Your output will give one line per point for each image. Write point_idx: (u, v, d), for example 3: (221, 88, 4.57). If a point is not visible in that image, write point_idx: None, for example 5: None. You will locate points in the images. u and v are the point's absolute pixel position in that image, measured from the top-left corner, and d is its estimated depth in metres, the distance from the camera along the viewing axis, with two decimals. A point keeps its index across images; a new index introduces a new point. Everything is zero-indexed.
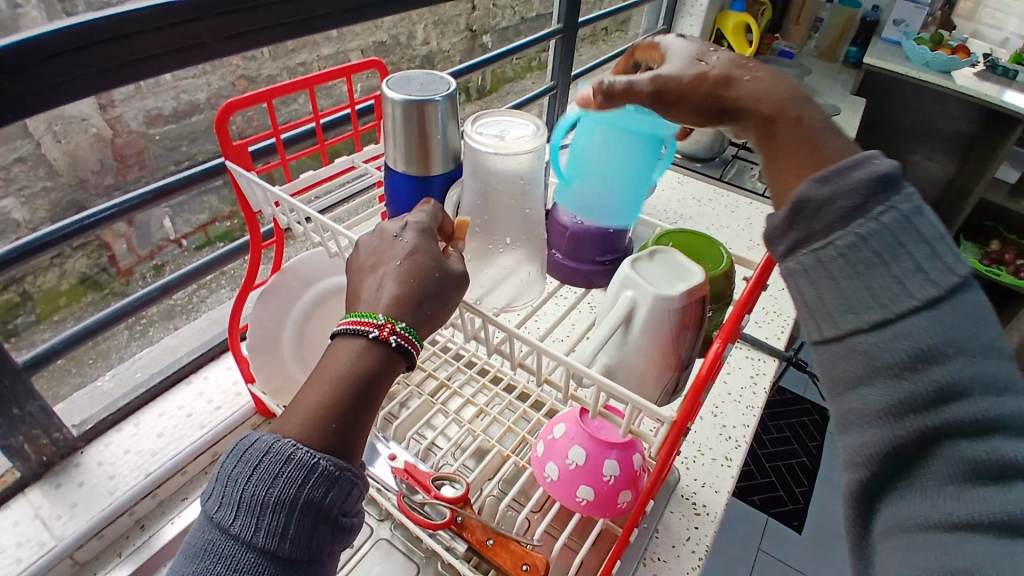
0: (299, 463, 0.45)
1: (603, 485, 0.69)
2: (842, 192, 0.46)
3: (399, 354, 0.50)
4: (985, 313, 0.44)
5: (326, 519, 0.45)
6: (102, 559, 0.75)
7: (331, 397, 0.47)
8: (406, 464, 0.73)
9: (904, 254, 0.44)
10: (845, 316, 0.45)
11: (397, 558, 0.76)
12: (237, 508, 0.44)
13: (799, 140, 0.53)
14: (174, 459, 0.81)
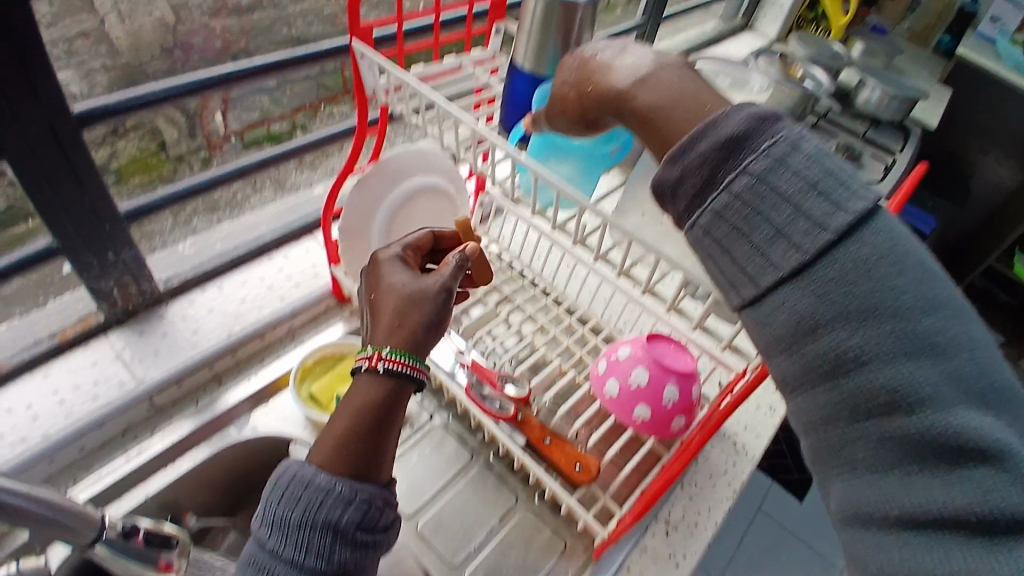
0: (318, 486, 0.46)
1: (660, 407, 0.72)
2: (688, 171, 0.46)
3: (394, 380, 0.51)
4: (886, 259, 0.40)
5: (347, 539, 0.45)
6: (179, 405, 0.80)
7: (347, 429, 0.49)
8: (474, 361, 0.78)
9: (785, 201, 0.43)
10: (747, 288, 0.45)
11: (450, 446, 0.81)
12: (268, 539, 0.45)
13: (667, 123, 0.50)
14: (254, 325, 0.86)
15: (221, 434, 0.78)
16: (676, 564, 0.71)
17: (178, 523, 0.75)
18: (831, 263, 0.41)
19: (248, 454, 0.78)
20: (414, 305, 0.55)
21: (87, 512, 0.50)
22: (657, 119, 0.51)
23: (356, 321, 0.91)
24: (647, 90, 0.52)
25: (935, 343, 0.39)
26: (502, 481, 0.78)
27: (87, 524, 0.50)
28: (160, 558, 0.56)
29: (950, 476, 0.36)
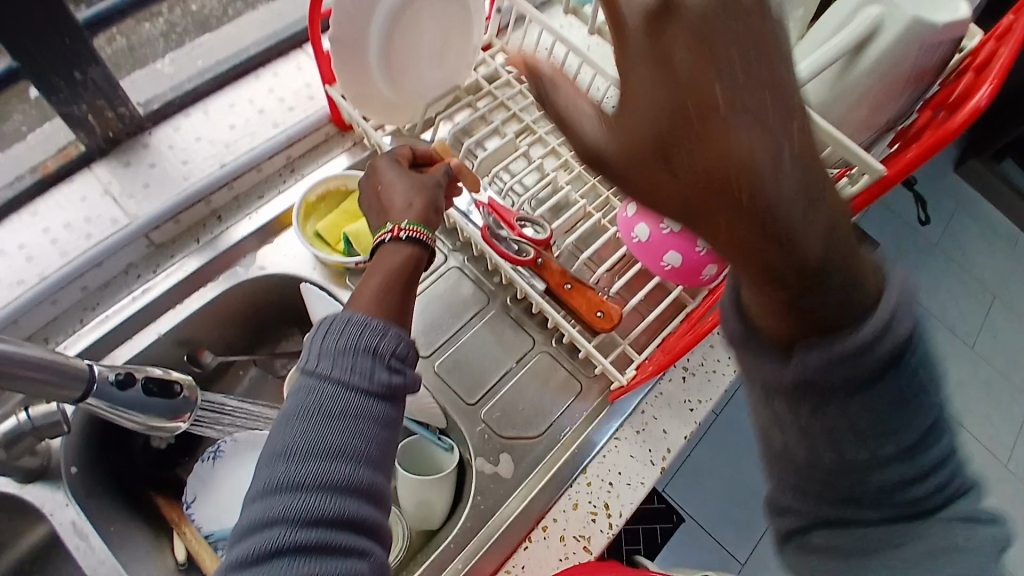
0: (359, 322, 0.49)
1: (693, 254, 0.66)
2: (781, 216, 0.29)
3: (419, 248, 0.58)
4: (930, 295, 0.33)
5: (386, 364, 0.49)
6: (180, 242, 0.76)
7: (380, 288, 0.54)
8: (491, 201, 0.70)
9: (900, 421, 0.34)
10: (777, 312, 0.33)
11: (465, 289, 0.77)
12: (318, 365, 0.47)
13: (775, 211, 0.29)
14: (250, 155, 0.77)
15: (227, 272, 0.74)
16: (691, 409, 0.71)
17: (197, 361, 0.75)
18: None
19: (259, 292, 0.75)
20: (421, 193, 0.61)
21: (72, 366, 0.51)
22: (708, 136, 0.29)
23: (359, 152, 0.82)
24: (735, 74, 0.29)
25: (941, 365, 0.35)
26: (519, 324, 0.75)
27: (72, 378, 0.51)
28: (166, 403, 0.57)
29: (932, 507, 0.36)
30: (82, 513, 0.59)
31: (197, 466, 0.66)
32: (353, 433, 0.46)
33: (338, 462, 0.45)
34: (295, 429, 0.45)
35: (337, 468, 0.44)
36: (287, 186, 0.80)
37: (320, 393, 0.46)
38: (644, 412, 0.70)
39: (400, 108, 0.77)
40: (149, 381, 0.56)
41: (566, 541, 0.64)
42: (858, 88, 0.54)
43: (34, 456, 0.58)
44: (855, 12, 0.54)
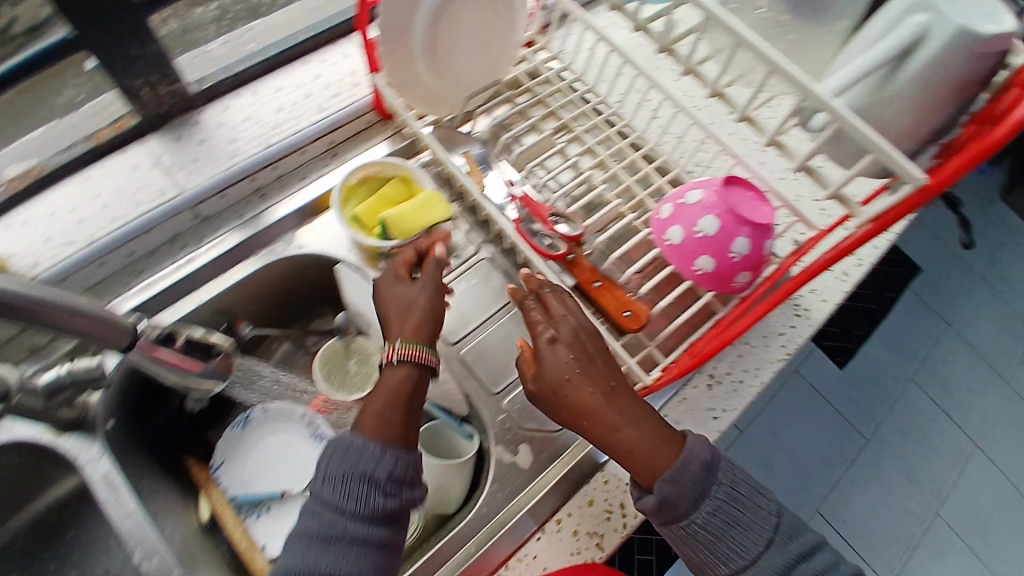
0: (371, 450, 0.53)
1: (725, 261, 0.66)
2: (631, 424, 0.56)
3: (413, 372, 0.57)
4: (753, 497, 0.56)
5: (384, 493, 0.52)
6: (224, 216, 0.79)
7: (387, 415, 0.55)
8: (525, 195, 0.70)
9: (758, 534, 0.55)
10: (700, 546, 0.55)
11: (495, 282, 0.77)
12: (335, 487, 0.52)
13: (605, 415, 0.57)
14: (294, 137, 0.80)
15: (263, 250, 0.76)
16: (714, 417, 0.70)
17: (234, 331, 0.77)
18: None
19: (293, 269, 0.77)
20: (411, 311, 0.61)
21: (116, 320, 0.52)
22: (582, 402, 0.57)
23: (397, 143, 0.82)
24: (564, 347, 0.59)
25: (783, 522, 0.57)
26: None
27: (115, 331, 0.52)
28: (198, 366, 0.59)
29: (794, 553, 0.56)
30: (113, 467, 0.62)
31: (226, 433, 0.72)
32: (350, 558, 0.51)
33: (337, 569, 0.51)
34: (307, 567, 0.51)
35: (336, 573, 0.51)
36: (328, 169, 0.82)
37: (334, 535, 0.51)
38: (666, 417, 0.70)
39: (440, 99, 0.76)
40: (189, 341, 0.59)
41: (578, 535, 0.64)
42: (900, 95, 0.53)
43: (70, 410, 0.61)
44: (900, 18, 0.53)
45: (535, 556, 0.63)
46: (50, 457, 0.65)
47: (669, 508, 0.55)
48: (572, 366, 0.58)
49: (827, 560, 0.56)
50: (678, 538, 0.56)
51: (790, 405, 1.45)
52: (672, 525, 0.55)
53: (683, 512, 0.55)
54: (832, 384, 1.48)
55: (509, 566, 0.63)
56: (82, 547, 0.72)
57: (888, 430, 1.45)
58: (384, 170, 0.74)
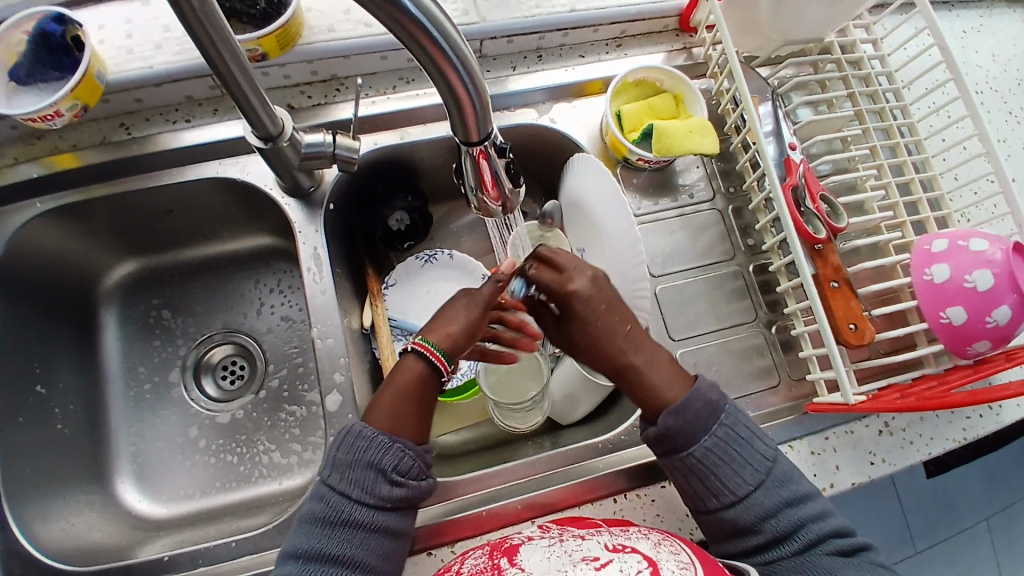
0: (378, 441, 0.53)
1: (979, 322, 0.60)
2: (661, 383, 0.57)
3: (425, 366, 0.58)
4: (742, 444, 0.55)
5: (388, 478, 0.52)
6: (499, 62, 0.72)
7: (402, 412, 0.56)
8: (803, 165, 0.65)
9: (750, 473, 0.54)
10: (710, 500, 0.55)
11: (710, 236, 0.71)
12: (336, 487, 0.52)
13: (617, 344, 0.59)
14: (600, 14, 0.69)
15: (513, 110, 0.70)
16: (872, 462, 0.64)
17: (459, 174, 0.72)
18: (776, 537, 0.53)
19: (531, 138, 0.72)
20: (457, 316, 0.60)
21: (488, 109, 0.39)
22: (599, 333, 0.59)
23: (679, 58, 0.73)
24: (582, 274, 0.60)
25: (765, 472, 0.55)
26: (746, 293, 0.69)
27: (479, 120, 0.39)
28: (501, 191, 0.46)
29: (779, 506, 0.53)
30: (322, 245, 0.64)
31: (408, 259, 0.74)
32: (354, 542, 0.50)
33: (340, 553, 0.50)
34: (319, 536, 0.50)
35: (340, 554, 0.50)
36: (609, 58, 0.73)
37: (341, 512, 0.51)
38: (827, 439, 0.64)
39: (756, 32, 0.69)
40: (510, 164, 0.46)
41: None
42: None
43: (308, 179, 0.63)
44: None
45: (653, 501, 0.61)
46: (265, 206, 0.70)
47: (669, 437, 0.55)
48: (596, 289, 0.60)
49: (812, 513, 0.53)
50: (674, 473, 0.56)
51: (870, 500, 1.19)
52: (673, 455, 0.55)
53: (682, 442, 0.55)
54: (915, 495, 1.21)
55: (626, 497, 0.61)
56: (237, 299, 0.77)
57: (941, 557, 1.20)
58: (664, 80, 0.69)
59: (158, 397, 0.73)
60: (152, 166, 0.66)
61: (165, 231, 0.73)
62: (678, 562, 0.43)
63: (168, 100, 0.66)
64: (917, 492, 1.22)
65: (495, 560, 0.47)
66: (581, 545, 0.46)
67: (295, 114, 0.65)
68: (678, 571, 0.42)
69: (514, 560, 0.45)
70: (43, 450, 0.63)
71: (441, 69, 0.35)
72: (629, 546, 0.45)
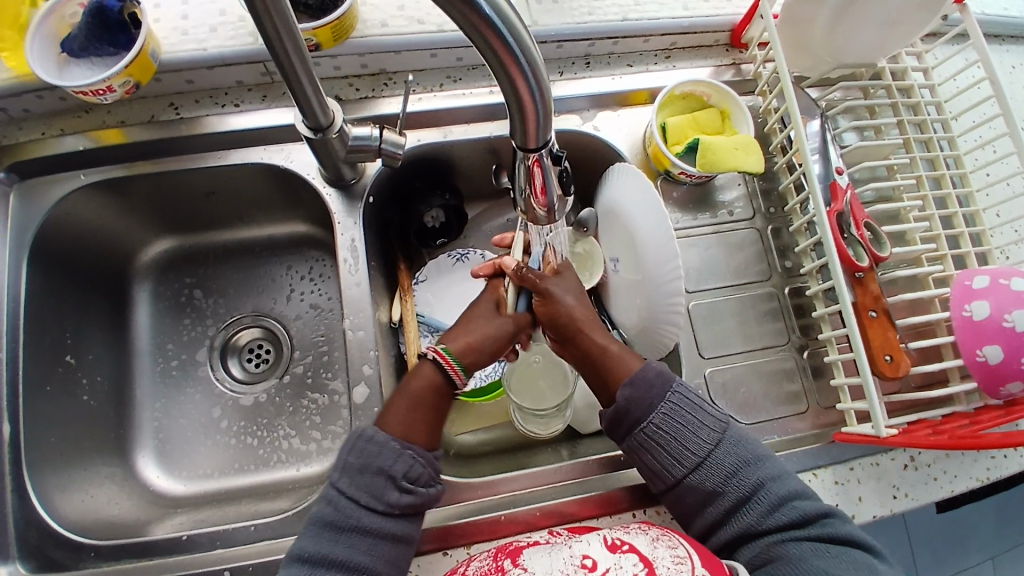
0: (390, 447, 0.53)
1: (1018, 362, 0.58)
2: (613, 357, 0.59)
3: (440, 375, 0.58)
4: (694, 411, 0.56)
5: (399, 485, 0.52)
6: (546, 66, 0.71)
7: (412, 418, 0.56)
8: (850, 190, 0.64)
9: (703, 435, 0.55)
10: (673, 468, 0.55)
11: (744, 256, 0.70)
12: (347, 492, 0.52)
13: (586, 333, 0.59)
14: (652, 24, 0.69)
15: (558, 115, 0.70)
16: (895, 496, 0.63)
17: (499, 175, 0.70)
18: (742, 493, 0.53)
19: (572, 145, 0.72)
20: (467, 327, 0.62)
21: (550, 114, 0.38)
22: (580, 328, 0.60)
23: (727, 73, 0.72)
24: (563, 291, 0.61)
25: (761, 468, 0.54)
26: (778, 315, 0.69)
27: (540, 127, 0.39)
28: (552, 199, 0.46)
29: (778, 505, 0.52)
30: (360, 237, 0.64)
31: (440, 257, 0.75)
32: (363, 547, 0.50)
33: (348, 558, 0.50)
34: (326, 543, 0.50)
35: (347, 559, 0.50)
36: (657, 69, 0.73)
37: (350, 519, 0.51)
38: (851, 469, 0.64)
39: (810, 52, 0.67)
40: (564, 174, 0.45)
41: None
42: None
43: (350, 171, 0.63)
44: None
45: (672, 519, 0.61)
46: (304, 194, 0.70)
47: (627, 413, 0.56)
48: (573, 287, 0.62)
49: (770, 472, 0.54)
50: (636, 450, 0.56)
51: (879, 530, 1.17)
52: (631, 433, 0.56)
53: (639, 414, 0.56)
54: (922, 526, 1.20)
55: (645, 512, 0.61)
56: (268, 283, 0.77)
57: None
58: (711, 95, 0.68)
59: (184, 375, 0.73)
60: (197, 148, 0.66)
61: (202, 212, 0.74)
62: (673, 558, 0.44)
63: (219, 83, 0.66)
64: (927, 527, 1.19)
65: (498, 563, 0.47)
66: (582, 540, 0.46)
67: (341, 106, 0.65)
68: (674, 568, 0.43)
69: (516, 561, 0.46)
70: (70, 419, 0.64)
71: (512, 75, 0.35)
72: (626, 543, 0.45)
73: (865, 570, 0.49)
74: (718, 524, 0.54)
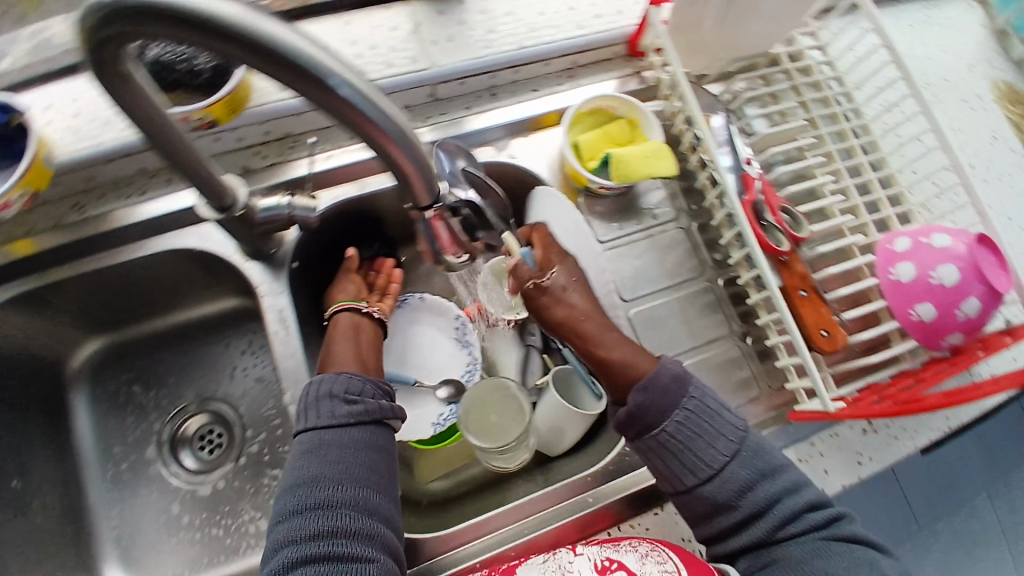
0: (330, 377, 0.56)
1: (950, 317, 0.60)
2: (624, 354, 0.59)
3: (352, 313, 0.65)
4: (708, 416, 0.55)
5: (341, 400, 0.55)
6: (453, 103, 0.71)
7: (344, 352, 0.60)
8: (760, 178, 0.66)
9: (722, 443, 0.54)
10: (686, 476, 0.54)
11: (677, 256, 0.71)
12: (307, 431, 0.53)
13: (590, 335, 0.61)
14: (549, 47, 0.69)
15: (473, 149, 0.71)
16: (860, 463, 0.64)
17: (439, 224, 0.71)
18: (755, 508, 0.52)
19: (492, 176, 0.72)
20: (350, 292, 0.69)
21: (432, 169, 0.41)
22: (585, 327, 0.62)
23: (632, 82, 0.74)
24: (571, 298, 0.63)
25: (776, 478, 0.53)
26: (718, 306, 0.70)
27: (426, 184, 0.42)
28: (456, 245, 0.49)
29: (784, 512, 0.52)
30: (287, 305, 0.63)
31: None
32: (340, 455, 0.51)
33: (328, 470, 0.50)
34: (303, 475, 0.50)
35: (328, 472, 0.50)
36: (562, 89, 0.73)
37: (315, 448, 0.52)
38: (813, 444, 0.64)
39: (704, 52, 0.69)
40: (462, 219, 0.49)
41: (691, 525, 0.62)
42: None
43: (268, 243, 0.62)
44: None
45: (648, 529, 0.61)
46: (229, 271, 0.69)
47: (640, 417, 0.56)
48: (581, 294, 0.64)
49: (786, 485, 0.53)
50: (648, 453, 0.55)
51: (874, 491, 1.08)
52: (642, 437, 0.56)
53: (653, 420, 0.55)
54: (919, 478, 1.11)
55: (620, 528, 0.61)
56: (209, 365, 0.75)
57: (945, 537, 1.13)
58: (618, 106, 0.69)
59: (138, 475, 0.70)
60: (112, 243, 0.64)
61: (131, 305, 0.71)
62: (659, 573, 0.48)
63: (122, 174, 0.65)
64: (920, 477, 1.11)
65: None
66: (575, 560, 0.51)
67: (251, 177, 0.64)
68: None
69: None
70: (19, 547, 0.61)
71: (386, 149, 0.39)
72: (616, 561, 0.50)
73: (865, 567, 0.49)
74: (726, 533, 0.53)
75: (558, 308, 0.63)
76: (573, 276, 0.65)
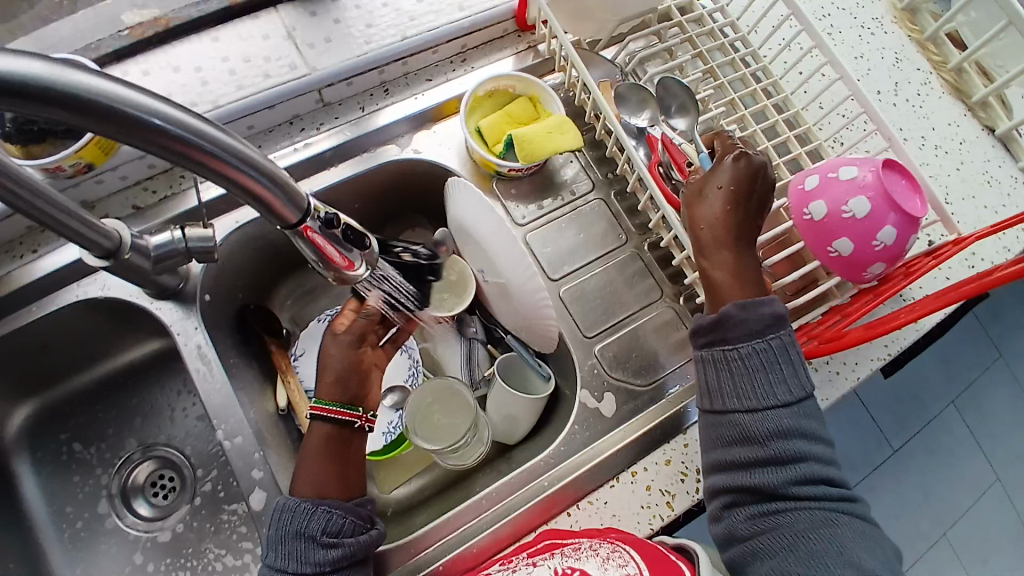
0: (303, 509, 0.52)
1: (868, 249, 0.60)
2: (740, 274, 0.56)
3: (331, 424, 0.59)
4: (780, 362, 0.53)
5: (319, 542, 0.51)
6: (346, 106, 0.69)
7: (322, 476, 0.56)
8: (663, 136, 0.65)
9: (784, 391, 0.53)
10: (732, 400, 0.53)
11: (600, 227, 0.71)
12: (278, 569, 0.50)
13: (710, 243, 0.57)
14: (432, 34, 0.67)
15: (376, 149, 0.69)
16: None
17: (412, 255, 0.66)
18: (777, 456, 0.51)
19: (402, 173, 0.71)
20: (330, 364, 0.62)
21: (291, 185, 0.41)
22: (709, 230, 0.57)
23: (527, 58, 0.72)
24: (713, 203, 0.57)
25: (811, 441, 0.52)
26: (646, 273, 0.69)
27: (290, 203, 0.42)
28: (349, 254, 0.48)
29: (798, 470, 0.51)
30: (206, 340, 0.62)
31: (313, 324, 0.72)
32: None
33: None
34: None
35: None
36: (456, 75, 0.71)
37: None
38: None
39: (588, 17, 0.66)
40: (346, 229, 0.48)
41: (650, 491, 0.60)
42: None
43: (172, 279, 0.61)
44: None
45: (606, 502, 0.60)
46: (145, 314, 0.67)
47: (722, 327, 0.55)
48: (741, 196, 0.57)
49: (818, 452, 0.52)
50: (712, 362, 0.55)
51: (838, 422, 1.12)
52: (714, 346, 0.55)
53: (734, 336, 0.54)
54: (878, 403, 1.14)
55: (579, 506, 0.60)
56: (149, 411, 0.74)
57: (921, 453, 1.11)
58: (515, 85, 0.68)
59: (93, 532, 0.69)
60: (12, 307, 0.62)
61: (52, 365, 0.69)
62: None
63: (9, 235, 0.62)
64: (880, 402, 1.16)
65: None
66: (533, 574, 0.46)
67: (143, 215, 0.62)
68: None
69: None
70: None
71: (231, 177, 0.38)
72: (577, 569, 0.45)
73: (867, 539, 0.49)
74: (734, 470, 0.52)
75: (702, 202, 0.58)
76: (732, 182, 0.57)
